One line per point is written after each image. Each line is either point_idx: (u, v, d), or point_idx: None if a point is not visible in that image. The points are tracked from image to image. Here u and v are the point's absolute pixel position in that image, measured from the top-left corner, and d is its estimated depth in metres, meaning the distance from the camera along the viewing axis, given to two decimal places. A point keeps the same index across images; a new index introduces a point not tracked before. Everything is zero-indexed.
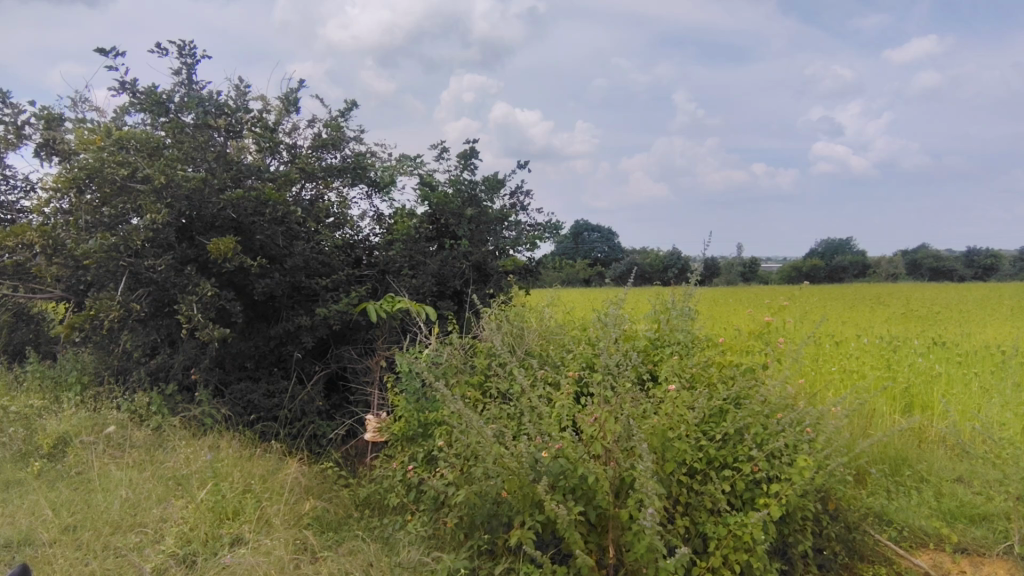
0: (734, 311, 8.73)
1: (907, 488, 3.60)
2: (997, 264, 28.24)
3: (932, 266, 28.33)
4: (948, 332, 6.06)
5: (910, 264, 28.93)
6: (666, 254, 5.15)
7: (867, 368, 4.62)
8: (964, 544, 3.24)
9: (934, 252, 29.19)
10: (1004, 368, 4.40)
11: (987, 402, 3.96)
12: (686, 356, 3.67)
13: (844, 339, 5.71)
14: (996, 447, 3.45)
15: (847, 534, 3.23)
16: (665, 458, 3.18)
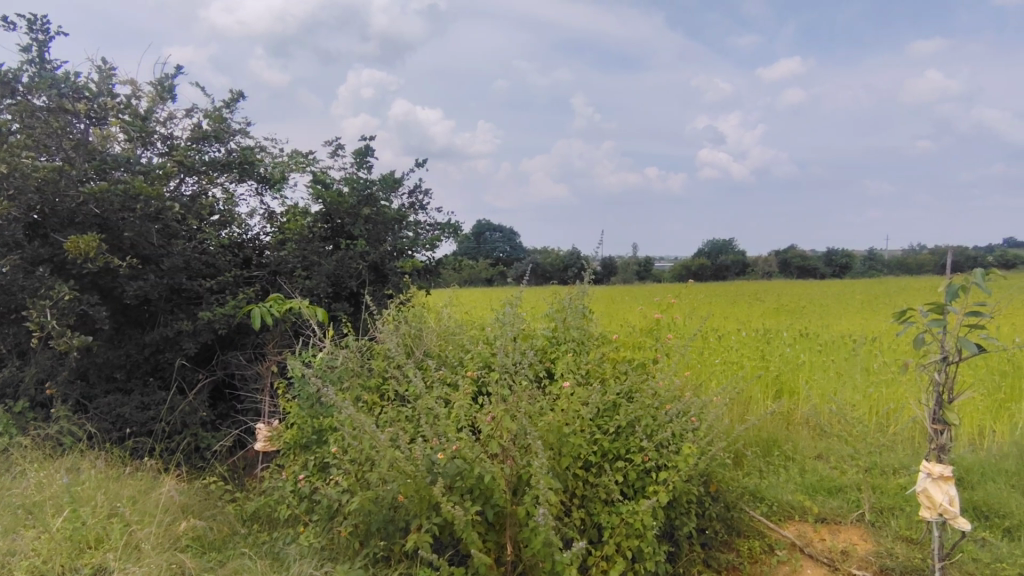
0: (624, 308, 9.20)
1: (776, 467, 3.95)
2: (852, 263, 31.88)
3: (800, 265, 31.44)
4: (812, 325, 6.73)
5: (783, 264, 31.95)
6: (565, 254, 5.30)
7: (744, 359, 5.01)
8: (824, 514, 3.55)
9: (803, 253, 32.38)
10: (857, 354, 4.94)
11: (842, 385, 4.43)
12: (581, 352, 3.80)
13: (727, 333, 6.16)
14: (848, 426, 3.85)
15: (726, 513, 3.48)
16: (561, 454, 3.26)
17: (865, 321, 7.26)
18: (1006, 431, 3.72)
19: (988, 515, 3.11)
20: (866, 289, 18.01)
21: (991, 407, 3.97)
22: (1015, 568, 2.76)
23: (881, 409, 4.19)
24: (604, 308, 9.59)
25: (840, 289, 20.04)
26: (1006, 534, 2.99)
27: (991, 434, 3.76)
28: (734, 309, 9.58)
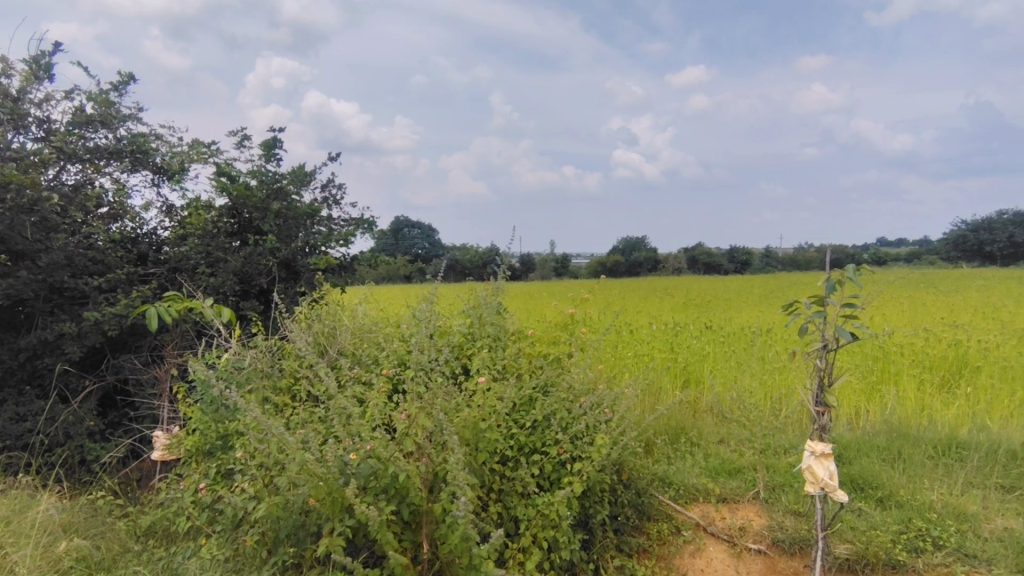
0: (541, 304, 9.42)
1: (683, 453, 4.16)
2: (753, 261, 34.27)
3: (707, 262, 33.40)
4: (716, 318, 7.18)
5: (691, 261, 33.83)
6: (483, 250, 5.34)
7: (654, 351, 5.26)
8: (725, 494, 3.78)
9: (711, 251, 34.43)
10: (754, 344, 5.31)
11: (741, 373, 4.76)
12: (497, 348, 3.84)
13: (639, 326, 6.45)
14: (746, 412, 4.13)
15: (637, 499, 3.64)
16: (478, 449, 3.29)
17: (761, 313, 7.84)
18: (877, 411, 4.13)
19: (863, 487, 3.43)
20: (764, 284, 19.41)
21: (865, 389, 4.41)
22: (885, 533, 3.07)
23: (774, 394, 4.53)
24: (520, 304, 9.78)
25: (742, 284, 21.45)
26: (878, 503, 3.32)
27: (866, 413, 4.17)
28: (644, 304, 10.03)
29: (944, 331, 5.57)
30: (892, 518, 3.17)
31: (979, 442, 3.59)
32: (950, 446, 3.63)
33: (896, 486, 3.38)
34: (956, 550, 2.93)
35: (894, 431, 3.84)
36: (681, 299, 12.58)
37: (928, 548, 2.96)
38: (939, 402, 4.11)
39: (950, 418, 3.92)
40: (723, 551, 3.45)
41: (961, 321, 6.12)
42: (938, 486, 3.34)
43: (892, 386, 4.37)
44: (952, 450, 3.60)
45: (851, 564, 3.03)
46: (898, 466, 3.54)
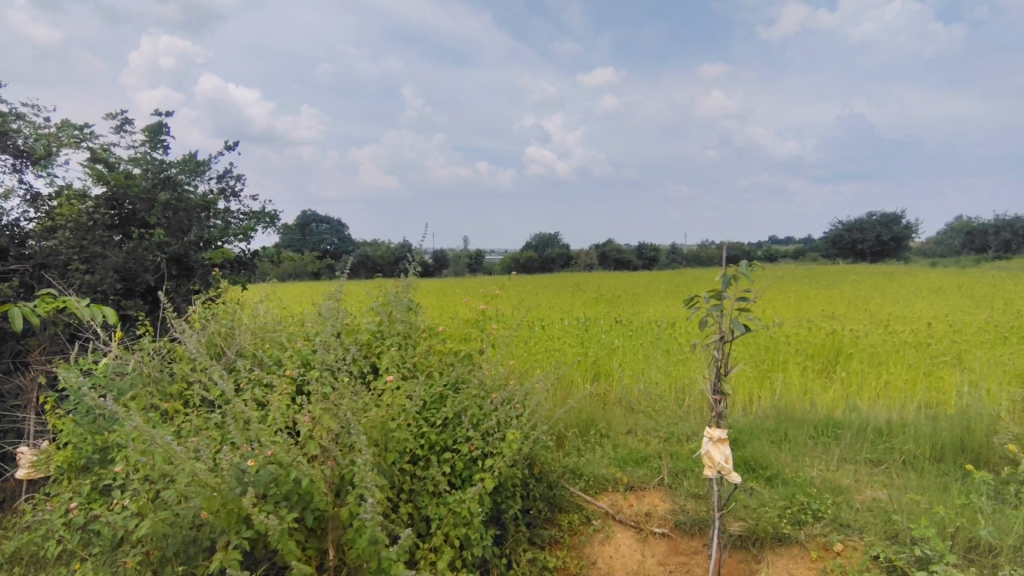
0: (456, 300, 9.40)
1: (593, 444, 4.23)
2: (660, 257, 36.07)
3: (617, 259, 34.79)
4: (624, 312, 7.46)
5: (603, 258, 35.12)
6: (395, 246, 5.22)
7: (565, 346, 5.37)
8: (632, 482, 3.89)
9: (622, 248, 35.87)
10: (659, 338, 5.56)
11: (646, 366, 4.97)
12: (407, 346, 3.77)
13: (551, 322, 6.58)
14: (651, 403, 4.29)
15: (548, 492, 3.69)
16: (387, 449, 3.20)
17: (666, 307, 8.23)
18: (767, 396, 4.45)
19: (755, 468, 3.68)
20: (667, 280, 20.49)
21: (758, 376, 4.73)
22: (774, 509, 3.30)
23: (677, 384, 4.76)
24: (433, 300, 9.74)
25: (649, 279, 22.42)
26: (768, 482, 3.57)
27: (758, 399, 4.48)
28: (557, 299, 10.24)
29: (823, 322, 6.10)
30: (779, 495, 3.42)
31: (853, 421, 3.95)
32: (828, 426, 3.97)
33: (783, 466, 3.64)
34: (833, 521, 3.21)
35: (781, 415, 4.15)
36: (588, 293, 12.94)
37: (809, 520, 3.22)
38: (819, 386, 4.49)
39: (828, 400, 4.29)
40: (630, 537, 3.56)
41: (838, 312, 6.74)
42: (818, 463, 3.64)
43: (781, 373, 4.72)
44: (829, 430, 3.94)
45: (744, 540, 3.25)
46: (785, 446, 3.82)
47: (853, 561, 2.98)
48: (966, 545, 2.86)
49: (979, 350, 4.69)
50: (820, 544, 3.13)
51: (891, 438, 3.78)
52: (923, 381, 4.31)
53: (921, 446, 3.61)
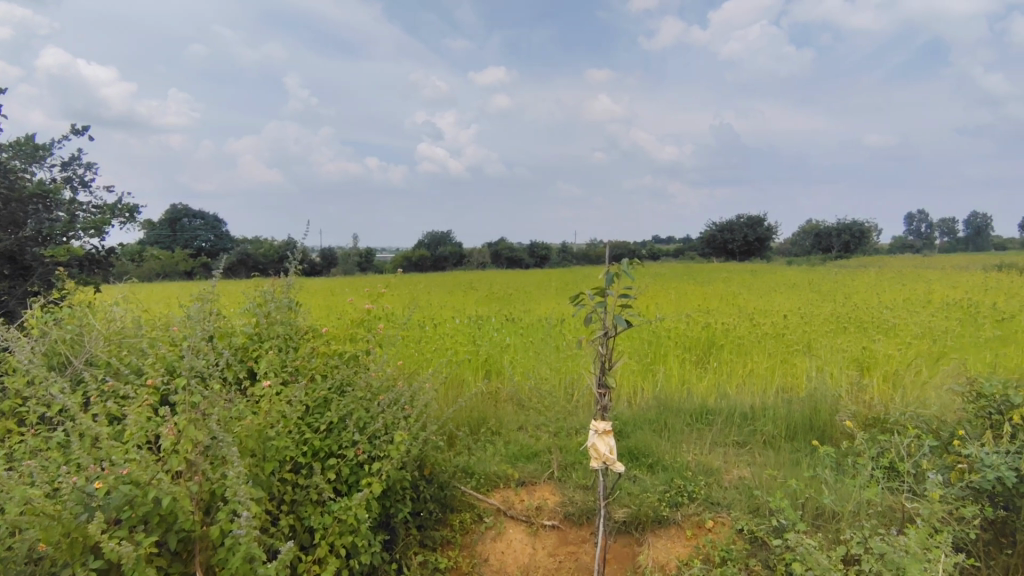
0: (345, 299, 9.09)
1: (485, 442, 4.23)
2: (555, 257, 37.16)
3: (513, 258, 35.41)
4: (517, 310, 7.57)
5: (500, 257, 35.58)
6: (276, 244, 4.92)
7: (457, 345, 5.36)
8: (524, 478, 3.92)
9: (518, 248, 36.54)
10: (549, 335, 5.69)
11: (536, 362, 5.06)
12: (287, 349, 3.55)
13: (444, 320, 6.54)
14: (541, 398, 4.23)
15: (439, 492, 3.62)
16: (264, 459, 2.97)
17: (557, 304, 8.46)
18: (649, 388, 4.71)
19: (637, 456, 3.87)
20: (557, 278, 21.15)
21: (641, 369, 4.99)
22: (654, 494, 3.50)
23: (566, 380, 4.89)
24: (319, 299, 9.34)
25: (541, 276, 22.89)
26: (649, 469, 3.77)
27: (641, 391, 4.72)
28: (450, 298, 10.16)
29: (698, 317, 6.57)
30: (659, 480, 3.63)
31: (723, 408, 4.28)
32: (702, 413, 4.27)
33: (663, 453, 3.87)
34: (705, 501, 3.46)
35: (661, 405, 4.41)
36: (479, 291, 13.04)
37: (685, 501, 3.45)
38: (694, 376, 4.82)
39: (702, 389, 4.62)
40: (521, 532, 3.59)
41: (710, 308, 7.28)
42: (692, 448, 3.91)
43: (661, 366, 5.02)
44: (704, 417, 4.23)
45: (628, 526, 3.40)
46: (664, 434, 4.06)
47: (721, 535, 3.23)
48: (813, 513, 3.20)
49: (826, 338, 5.26)
50: (694, 523, 3.36)
51: (754, 421, 4.13)
52: (780, 368, 4.77)
53: (779, 427, 3.99)
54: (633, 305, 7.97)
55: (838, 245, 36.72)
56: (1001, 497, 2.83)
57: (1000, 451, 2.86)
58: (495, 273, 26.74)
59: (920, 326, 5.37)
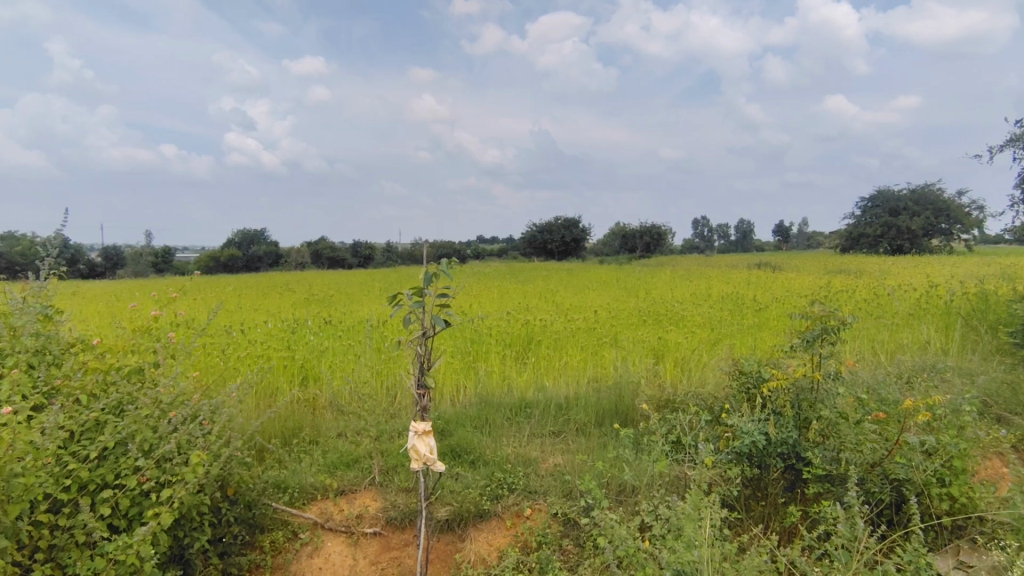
0: (126, 306, 7.94)
1: (300, 453, 3.97)
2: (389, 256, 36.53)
3: (343, 258, 34.10)
4: (338, 312, 7.23)
5: (329, 257, 33.99)
6: (31, 241, 4.11)
7: (267, 352, 4.96)
8: (343, 487, 3.74)
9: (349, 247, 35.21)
10: (370, 336, 5.53)
11: (356, 365, 4.87)
12: (41, 368, 2.97)
13: (252, 325, 6.01)
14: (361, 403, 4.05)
15: (247, 513, 3.27)
16: (7, 501, 2.43)
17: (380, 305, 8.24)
18: (471, 386, 4.82)
19: (460, 454, 3.93)
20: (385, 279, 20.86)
21: (464, 367, 5.09)
22: (476, 489, 3.57)
23: (387, 381, 4.78)
24: (92, 306, 8.03)
25: (367, 276, 22.03)
26: (471, 465, 3.85)
27: (463, 389, 4.82)
28: (261, 301, 9.43)
29: (518, 314, 6.88)
30: (480, 475, 3.72)
31: (540, 400, 4.53)
32: (521, 407, 4.47)
33: (484, 448, 3.97)
34: (523, 490, 3.61)
35: (482, 402, 4.54)
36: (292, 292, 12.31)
37: (505, 493, 3.58)
38: (514, 372, 5.04)
39: (521, 384, 4.85)
40: (341, 543, 3.40)
41: (529, 305, 7.66)
42: (512, 441, 4.07)
43: (483, 363, 5.16)
44: (523, 410, 4.44)
45: (450, 523, 3.44)
46: (485, 430, 4.19)
47: (538, 521, 3.40)
48: (617, 489, 3.51)
49: (629, 331, 5.85)
50: (513, 513, 3.50)
51: (568, 410, 4.44)
52: (591, 360, 5.19)
53: (589, 414, 4.33)
54: (453, 306, 8.06)
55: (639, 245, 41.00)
56: (756, 457, 3.33)
57: (754, 419, 3.40)
58: (323, 275, 25.50)
59: (702, 317, 6.24)
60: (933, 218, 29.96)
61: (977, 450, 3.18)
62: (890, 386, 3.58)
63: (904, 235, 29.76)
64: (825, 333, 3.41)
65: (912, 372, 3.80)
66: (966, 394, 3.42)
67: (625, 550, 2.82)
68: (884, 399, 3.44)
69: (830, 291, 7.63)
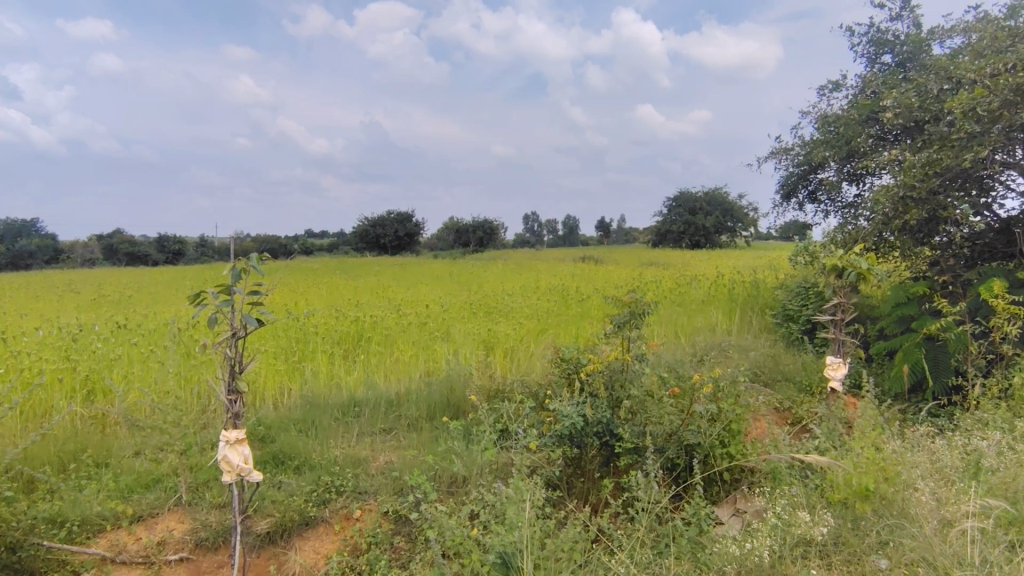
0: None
1: (83, 480, 3.43)
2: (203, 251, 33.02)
3: (134, 252, 30.01)
4: (137, 316, 6.35)
5: (130, 253, 29.88)
6: None
7: (37, 366, 4.21)
8: (140, 512, 3.30)
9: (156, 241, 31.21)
10: (175, 341, 4.95)
11: (156, 373, 4.33)
12: None
13: (17, 334, 5.05)
14: (161, 415, 3.62)
15: (8, 558, 2.71)
16: None
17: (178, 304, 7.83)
18: (296, 389, 4.56)
19: (282, 460, 3.70)
20: (195, 275, 18.97)
21: (288, 369, 4.80)
22: (300, 496, 3.38)
23: (196, 390, 4.34)
24: None
25: (174, 273, 19.75)
26: (295, 471, 3.62)
27: (287, 393, 4.54)
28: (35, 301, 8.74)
29: (349, 311, 6.66)
30: (305, 481, 3.52)
31: (370, 398, 4.42)
32: (350, 406, 4.33)
33: (309, 452, 3.77)
34: (352, 491, 3.49)
35: (308, 404, 4.31)
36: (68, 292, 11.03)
37: (333, 497, 3.43)
38: (342, 370, 4.87)
39: (349, 382, 4.70)
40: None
41: (360, 301, 7.41)
42: (340, 442, 3.92)
43: (309, 363, 4.91)
44: (352, 409, 4.30)
45: (271, 536, 3.20)
46: (311, 433, 3.98)
47: (368, 522, 3.30)
48: (448, 482, 3.55)
49: (460, 324, 5.96)
50: (341, 516, 3.37)
51: (398, 407, 4.39)
52: (422, 354, 5.19)
53: (420, 409, 4.33)
54: (269, 306, 7.33)
55: (476, 239, 41.87)
56: (575, 438, 3.57)
57: (573, 403, 3.66)
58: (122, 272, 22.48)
59: (530, 308, 6.58)
60: (722, 218, 35.00)
61: (749, 413, 3.74)
62: (684, 364, 4.08)
63: (700, 232, 34.27)
64: (631, 318, 3.80)
65: (701, 351, 4.37)
66: (741, 367, 4.02)
67: (452, 540, 2.84)
68: (680, 376, 3.90)
69: (638, 282, 8.54)
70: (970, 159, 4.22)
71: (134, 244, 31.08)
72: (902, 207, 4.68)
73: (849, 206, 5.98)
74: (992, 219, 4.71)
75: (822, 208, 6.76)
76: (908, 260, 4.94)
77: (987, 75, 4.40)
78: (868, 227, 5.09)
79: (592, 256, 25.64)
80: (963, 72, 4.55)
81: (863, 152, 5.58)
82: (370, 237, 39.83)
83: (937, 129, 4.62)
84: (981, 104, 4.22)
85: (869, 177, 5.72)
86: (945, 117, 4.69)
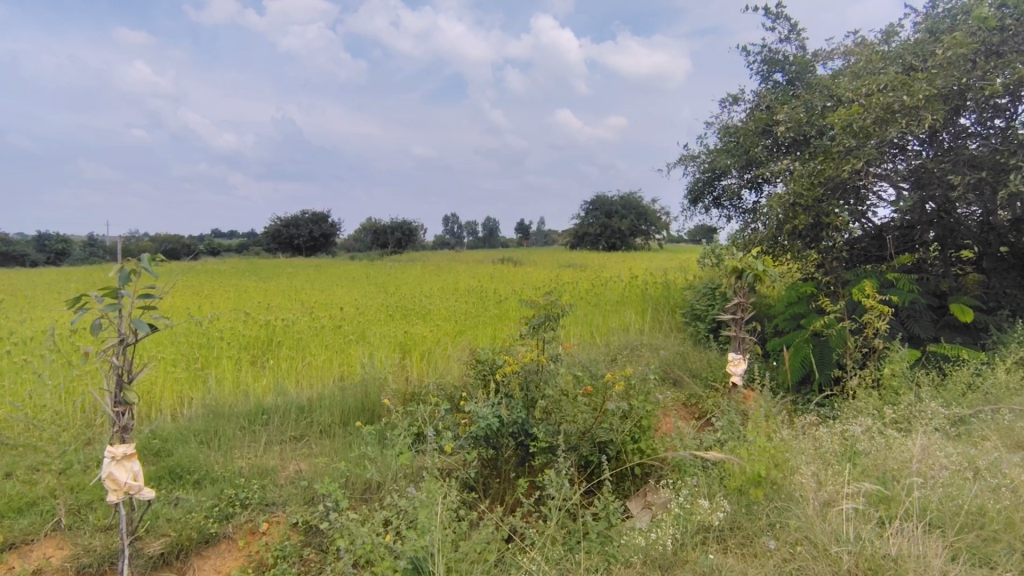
0: None
1: None
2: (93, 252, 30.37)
3: (9, 253, 27.15)
4: (9, 323, 5.74)
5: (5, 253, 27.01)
6: None
7: None
8: (10, 540, 2.98)
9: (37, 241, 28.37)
10: (55, 350, 4.53)
11: (31, 386, 3.94)
12: None
13: None
14: (36, 432, 3.29)
15: None
16: None
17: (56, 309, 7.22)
18: (197, 397, 4.29)
19: (180, 475, 3.46)
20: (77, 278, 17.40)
21: (188, 377, 4.51)
22: (200, 512, 3.16)
23: (80, 403, 3.99)
24: None
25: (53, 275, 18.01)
26: (194, 486, 3.40)
27: (187, 402, 4.27)
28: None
29: (256, 315, 6.35)
30: (206, 496, 3.31)
31: (279, 405, 4.24)
32: (257, 414, 4.13)
33: (211, 465, 3.56)
34: (258, 504, 3.32)
35: (210, 414, 4.07)
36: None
37: (236, 511, 3.25)
38: (248, 377, 4.64)
39: (257, 389, 4.48)
40: None
41: (269, 304, 7.08)
42: (245, 453, 3.73)
43: (212, 370, 4.64)
44: (259, 417, 4.11)
45: (165, 557, 2.98)
46: (213, 444, 3.75)
47: (275, 535, 3.13)
48: (361, 489, 3.45)
49: (375, 327, 5.84)
50: (245, 531, 3.20)
51: (310, 413, 4.24)
52: (336, 358, 5.04)
53: (333, 415, 4.21)
54: (166, 310, 6.86)
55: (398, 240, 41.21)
56: (491, 439, 3.58)
57: (489, 404, 3.67)
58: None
59: (448, 310, 6.55)
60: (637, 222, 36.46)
61: (659, 409, 3.90)
62: (597, 363, 4.21)
63: (617, 235, 35.52)
64: (546, 319, 3.86)
65: (614, 351, 4.52)
66: (651, 364, 4.19)
67: (363, 548, 2.75)
68: (594, 374, 4.01)
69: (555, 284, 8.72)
70: (848, 171, 4.63)
71: (11, 244, 28.16)
72: (793, 213, 5.07)
73: (749, 212, 6.40)
74: (868, 226, 5.21)
75: (726, 214, 7.18)
76: (801, 263, 5.34)
77: (863, 95, 4.85)
78: (766, 232, 5.46)
79: (507, 257, 25.94)
80: (842, 91, 5.00)
81: (759, 162, 5.99)
82: (286, 238, 38.22)
83: (821, 142, 5.04)
84: (857, 120, 4.65)
85: (765, 185, 6.15)
86: (828, 132, 5.12)
